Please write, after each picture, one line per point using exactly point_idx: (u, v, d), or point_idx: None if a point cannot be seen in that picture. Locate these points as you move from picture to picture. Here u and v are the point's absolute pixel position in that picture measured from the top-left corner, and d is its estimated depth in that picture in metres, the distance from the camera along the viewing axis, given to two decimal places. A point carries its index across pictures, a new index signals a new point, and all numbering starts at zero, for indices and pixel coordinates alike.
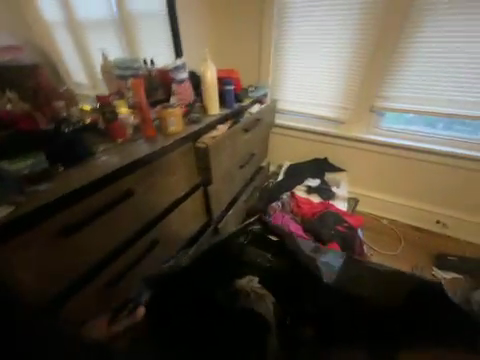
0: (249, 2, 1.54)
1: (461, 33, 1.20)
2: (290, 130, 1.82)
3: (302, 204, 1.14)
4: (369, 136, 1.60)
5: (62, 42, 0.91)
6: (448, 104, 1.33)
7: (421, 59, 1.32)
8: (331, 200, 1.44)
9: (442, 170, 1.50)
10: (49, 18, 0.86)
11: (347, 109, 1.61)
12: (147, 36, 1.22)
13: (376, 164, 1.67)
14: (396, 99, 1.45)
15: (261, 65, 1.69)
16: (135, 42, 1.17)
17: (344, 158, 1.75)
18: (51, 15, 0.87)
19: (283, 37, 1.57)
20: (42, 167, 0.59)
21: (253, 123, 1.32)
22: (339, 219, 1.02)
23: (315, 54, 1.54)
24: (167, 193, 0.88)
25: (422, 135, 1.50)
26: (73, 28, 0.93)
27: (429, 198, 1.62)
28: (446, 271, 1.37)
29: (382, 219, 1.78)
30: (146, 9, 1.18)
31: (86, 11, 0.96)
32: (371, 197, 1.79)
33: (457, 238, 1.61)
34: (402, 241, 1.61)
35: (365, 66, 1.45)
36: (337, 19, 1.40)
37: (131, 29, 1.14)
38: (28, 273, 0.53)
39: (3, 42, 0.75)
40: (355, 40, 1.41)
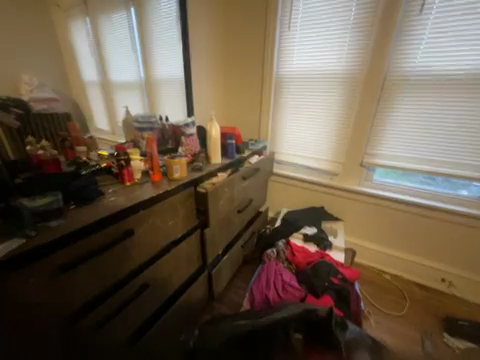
0: (253, 73, 1.85)
1: (428, 107, 1.39)
2: (287, 179, 1.94)
3: (297, 252, 1.14)
4: (362, 188, 1.70)
5: (94, 99, 1.08)
6: (431, 164, 1.45)
7: (402, 124, 1.49)
8: (327, 249, 1.43)
9: (437, 226, 1.52)
10: (87, 79, 1.03)
11: (339, 164, 1.75)
12: (165, 98, 1.46)
13: (371, 215, 1.71)
14: (383, 157, 1.60)
15: (261, 121, 1.93)
16: (155, 102, 1.40)
17: (339, 208, 1.81)
18: (90, 77, 1.05)
19: (279, 103, 1.85)
20: (58, 205, 0.65)
21: (251, 172, 1.44)
22: (333, 270, 1.01)
23: (308, 115, 1.76)
24: (165, 234, 0.93)
25: (412, 189, 1.58)
26: (107, 92, 1.15)
27: (429, 253, 1.59)
28: (457, 337, 1.26)
29: (384, 274, 1.71)
30: (167, 78, 1.45)
31: (118, 78, 1.18)
32: (369, 248, 1.77)
33: (466, 300, 1.51)
34: (407, 300, 1.51)
35: (352, 127, 1.63)
36: (327, 88, 1.64)
37: (153, 93, 1.38)
38: (20, 307, 0.54)
39: (44, 96, 0.90)
40: (342, 105, 1.63)
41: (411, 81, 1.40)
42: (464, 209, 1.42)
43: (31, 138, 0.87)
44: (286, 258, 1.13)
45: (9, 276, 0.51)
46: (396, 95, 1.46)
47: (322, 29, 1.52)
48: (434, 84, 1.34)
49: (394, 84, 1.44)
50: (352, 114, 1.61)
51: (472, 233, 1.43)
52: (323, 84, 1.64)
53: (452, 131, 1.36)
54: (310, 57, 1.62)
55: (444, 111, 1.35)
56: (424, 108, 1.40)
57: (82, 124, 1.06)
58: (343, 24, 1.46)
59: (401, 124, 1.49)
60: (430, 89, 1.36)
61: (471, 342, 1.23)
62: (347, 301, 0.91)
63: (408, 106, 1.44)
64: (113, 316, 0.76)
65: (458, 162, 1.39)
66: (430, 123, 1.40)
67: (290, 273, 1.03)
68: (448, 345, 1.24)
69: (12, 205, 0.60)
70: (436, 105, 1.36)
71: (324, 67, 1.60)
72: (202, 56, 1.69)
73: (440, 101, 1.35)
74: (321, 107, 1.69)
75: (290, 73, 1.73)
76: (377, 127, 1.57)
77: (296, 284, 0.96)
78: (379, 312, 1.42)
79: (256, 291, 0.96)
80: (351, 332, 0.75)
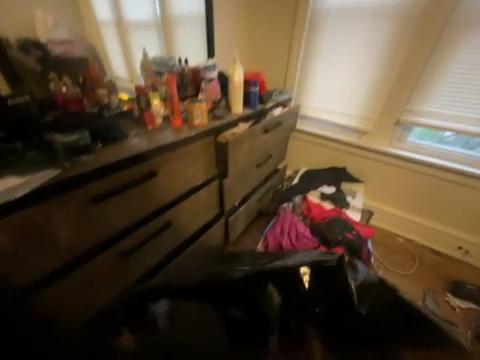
0: (284, 7, 1.56)
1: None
2: (310, 136, 1.82)
3: (312, 207, 1.15)
4: (392, 150, 1.56)
5: (110, 41, 1.02)
6: None
7: (458, 74, 1.25)
8: (344, 209, 1.42)
9: (470, 195, 1.41)
10: (100, 18, 0.96)
11: (372, 121, 1.58)
12: (184, 36, 1.31)
13: (396, 179, 1.62)
14: (426, 115, 1.40)
15: (288, 69, 1.72)
16: (173, 42, 1.27)
17: (362, 170, 1.73)
18: (103, 15, 0.97)
19: (313, 46, 1.60)
20: (85, 142, 0.67)
21: (273, 125, 1.36)
22: (348, 226, 1.02)
23: (344, 62, 1.53)
24: (186, 180, 0.96)
25: (450, 154, 1.44)
26: (122, 29, 1.05)
27: (452, 221, 1.53)
28: (460, 299, 1.30)
29: (398, 238, 1.71)
30: (186, 11, 1.27)
31: (134, 15, 1.07)
32: (388, 212, 1.74)
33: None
34: (417, 262, 1.54)
35: (395, 77, 1.41)
36: (371, 27, 1.36)
37: (170, 30, 1.24)
38: (64, 227, 0.63)
39: (59, 37, 0.87)
40: (387, 50, 1.38)
41: None
42: None
43: (53, 74, 0.88)
44: (301, 212, 1.15)
45: (52, 199, 0.58)
46: (462, 37, 1.18)
47: None
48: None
49: (463, 21, 1.15)
50: (399, 61, 1.37)
51: None
52: (369, 22, 1.36)
53: None
54: None
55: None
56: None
57: (98, 64, 1.01)
58: None
59: (458, 76, 1.26)
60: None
61: (474, 304, 1.27)
62: (357, 255, 0.94)
63: (474, 52, 1.18)
64: (141, 245, 0.87)
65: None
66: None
67: (304, 226, 1.05)
68: (449, 304, 1.30)
69: (46, 139, 0.63)
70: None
71: None
72: None
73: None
74: (361, 51, 1.45)
75: (328, 7, 1.45)
76: (426, 78, 1.34)
77: (309, 236, 0.99)
78: (385, 270, 1.48)
79: (270, 238, 1.02)
80: (362, 273, 0.60)
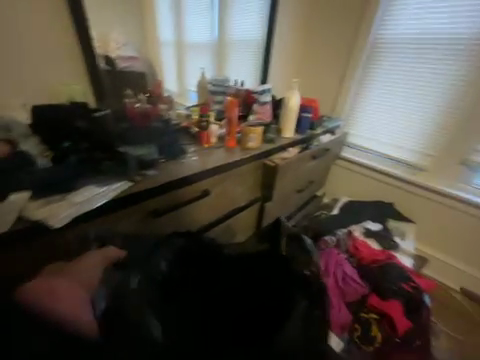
0: (341, 32, 1.50)
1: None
2: (355, 166, 1.68)
3: (360, 247, 1.05)
4: (454, 192, 1.36)
5: (166, 58, 1.06)
6: None
7: None
8: (392, 250, 1.28)
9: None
10: (162, 38, 1.01)
11: (431, 159, 1.42)
12: (236, 61, 1.33)
13: (457, 225, 1.39)
14: None
15: (340, 94, 1.62)
16: (224, 66, 1.29)
17: (417, 211, 1.52)
18: (165, 36, 1.02)
19: (372, 73, 1.49)
20: (151, 158, 0.71)
21: (321, 152, 1.33)
22: (405, 276, 0.89)
23: (403, 92, 1.41)
24: (231, 202, 0.95)
25: None
26: (180, 52, 1.10)
27: None
28: None
29: (453, 293, 1.46)
30: (241, 37, 1.29)
31: (192, 35, 1.11)
32: (440, 259, 1.50)
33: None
34: (475, 324, 1.29)
35: (462, 115, 1.27)
36: (438, 65, 1.27)
37: (223, 56, 1.27)
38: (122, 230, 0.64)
39: (127, 54, 0.93)
40: (451, 90, 1.27)
41: None
42: None
43: (129, 92, 0.96)
44: (347, 250, 1.06)
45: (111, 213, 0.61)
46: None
47: None
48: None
49: None
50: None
51: None
52: (444, 54, 1.25)
53: None
54: (417, 17, 1.27)
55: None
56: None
57: (160, 82, 1.06)
58: None
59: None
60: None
61: None
62: (417, 312, 0.80)
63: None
64: None
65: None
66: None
67: (352, 269, 0.93)
68: None
69: (120, 153, 0.65)
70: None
71: (439, 34, 1.24)
72: (289, 9, 1.42)
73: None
74: (421, 84, 1.35)
75: (385, 37, 1.40)
76: None
77: (358, 282, 0.87)
78: (439, 330, 1.26)
79: (332, 279, 0.87)
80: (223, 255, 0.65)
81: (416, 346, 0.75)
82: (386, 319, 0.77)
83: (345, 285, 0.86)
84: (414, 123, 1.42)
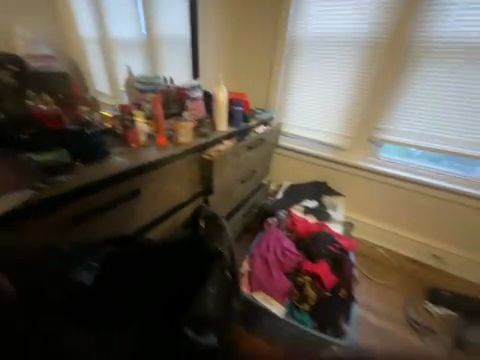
0: (263, 34, 1.66)
1: (461, 75, 1.25)
2: (292, 152, 1.86)
3: (297, 222, 1.18)
4: (368, 165, 1.61)
5: (92, 55, 0.95)
6: (440, 142, 1.37)
7: (416, 95, 1.38)
8: (326, 221, 1.47)
9: (445, 206, 1.47)
10: (84, 34, 0.91)
11: (349, 138, 1.65)
12: (169, 60, 1.31)
13: (373, 192, 1.65)
14: (396, 132, 1.49)
15: (270, 89, 1.77)
16: (158, 64, 1.25)
17: (345, 186, 1.75)
18: (87, 32, 0.92)
19: (292, 68, 1.67)
20: (65, 161, 0.66)
21: (257, 142, 1.43)
22: (331, 239, 1.05)
23: (320, 83, 1.61)
24: (170, 199, 0.95)
25: (423, 169, 1.51)
26: (107, 49, 1.01)
27: (429, 232, 1.56)
28: (439, 305, 1.34)
29: (378, 248, 1.70)
30: (170, 35, 1.28)
31: (118, 30, 1.03)
32: (368, 224, 1.73)
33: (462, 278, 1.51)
34: (396, 270, 1.56)
35: (365, 100, 1.52)
36: (341, 58, 1.50)
37: (156, 53, 1.23)
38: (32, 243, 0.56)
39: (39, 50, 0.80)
40: (354, 79, 1.51)
41: (432, 49, 1.28)
42: (463, 188, 1.40)
43: (32, 93, 0.77)
44: (286, 227, 1.18)
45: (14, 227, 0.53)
46: (422, 60, 1.32)
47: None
48: (471, 50, 1.20)
49: (424, 49, 1.30)
50: (373, 80, 1.46)
51: (468, 211, 1.42)
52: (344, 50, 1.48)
53: (465, 105, 1.28)
54: (320, 18, 1.48)
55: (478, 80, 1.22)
56: (461, 72, 1.25)
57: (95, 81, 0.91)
58: None
59: (431, 91, 1.34)
60: (467, 52, 1.21)
61: (454, 311, 1.30)
62: (340, 267, 0.96)
63: (442, 71, 1.29)
64: None
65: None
66: (465, 95, 1.26)
67: (290, 242, 1.05)
68: (428, 310, 1.33)
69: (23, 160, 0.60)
70: (471, 74, 1.23)
71: (338, 33, 1.46)
72: (212, 11, 1.50)
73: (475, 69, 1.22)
74: (332, 75, 1.56)
75: (298, 36, 1.58)
76: (389, 103, 1.47)
77: (294, 252, 0.98)
78: (370, 282, 1.49)
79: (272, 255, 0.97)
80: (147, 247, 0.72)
81: (342, 296, 0.89)
82: (317, 277, 0.90)
83: (282, 257, 0.97)
84: (332, 110, 1.63)
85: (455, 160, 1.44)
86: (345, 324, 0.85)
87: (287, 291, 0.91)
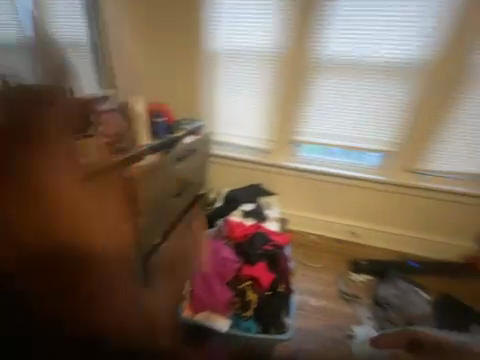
0: (179, 45, 1.67)
1: (346, 85, 1.54)
2: (225, 159, 1.90)
3: (235, 228, 1.19)
4: (291, 164, 1.81)
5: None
6: (341, 138, 1.66)
7: (317, 100, 1.62)
8: (262, 221, 1.55)
9: (352, 191, 1.75)
10: None
11: (273, 141, 1.80)
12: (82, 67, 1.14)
13: (300, 187, 1.85)
14: (308, 133, 1.72)
15: (195, 99, 1.78)
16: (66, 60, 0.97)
17: (277, 184, 1.89)
18: None
19: (213, 78, 1.72)
20: None
21: (186, 152, 1.38)
22: (266, 239, 1.10)
23: (240, 92, 1.71)
24: None
25: (337, 164, 1.74)
26: None
27: (346, 214, 1.83)
28: (359, 274, 1.60)
29: (310, 235, 1.90)
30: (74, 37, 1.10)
31: None
32: (301, 216, 1.91)
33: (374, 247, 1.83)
34: (326, 252, 1.77)
35: (280, 107, 1.70)
36: (254, 69, 1.64)
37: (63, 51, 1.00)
38: None
39: None
40: (268, 88, 1.66)
41: (322, 62, 1.53)
42: (364, 174, 1.69)
43: None
44: (225, 235, 1.17)
45: None
46: (317, 71, 1.56)
47: (238, 13, 1.53)
48: (349, 65, 1.49)
49: (318, 64, 1.54)
50: (284, 90, 1.65)
51: (369, 192, 1.72)
52: (255, 62, 1.62)
53: (352, 106, 1.57)
54: (230, 33, 1.58)
55: (358, 88, 1.53)
56: (346, 82, 1.54)
57: None
58: (264, 9, 1.50)
59: (328, 98, 1.60)
60: (347, 67, 1.50)
61: (372, 278, 1.58)
62: (277, 263, 1.02)
63: (333, 82, 1.56)
64: None
65: (372, 134, 1.60)
66: (352, 100, 1.56)
67: (229, 249, 1.05)
68: (354, 281, 1.56)
69: None
70: (353, 84, 1.53)
71: (248, 46, 1.59)
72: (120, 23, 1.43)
73: (354, 80, 1.52)
74: (249, 85, 1.68)
75: (213, 48, 1.64)
76: (300, 108, 1.67)
77: (233, 259, 0.99)
78: (308, 268, 1.65)
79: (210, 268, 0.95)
80: None
81: (282, 290, 0.95)
82: (256, 280, 0.94)
83: (222, 268, 0.95)
84: (255, 116, 1.76)
85: (361, 153, 1.68)
86: (286, 319, 0.91)
87: (229, 302, 0.90)
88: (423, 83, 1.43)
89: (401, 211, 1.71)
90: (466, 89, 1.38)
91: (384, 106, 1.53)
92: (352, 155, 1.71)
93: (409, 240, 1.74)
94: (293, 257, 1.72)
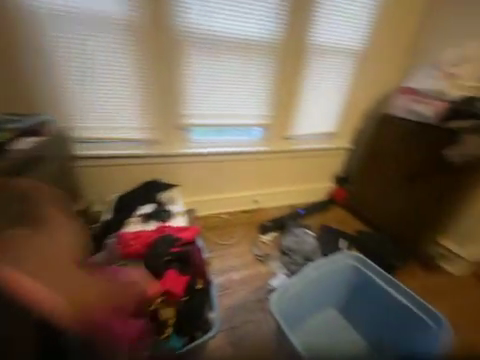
0: None
1: (218, 63, 1.52)
2: (103, 159, 1.52)
3: (132, 240, 0.98)
4: (185, 150, 1.68)
5: None
6: (226, 116, 1.69)
7: (196, 78, 1.52)
8: (168, 220, 1.39)
9: (246, 164, 1.89)
10: None
11: (157, 129, 1.58)
12: None
13: (200, 172, 1.80)
14: (195, 115, 1.62)
15: (24, 85, 1.26)
16: None
17: (176, 174, 1.75)
18: None
19: (45, 53, 1.24)
20: None
21: (25, 163, 0.94)
22: (172, 240, 0.97)
23: (96, 72, 1.33)
24: None
25: (230, 142, 1.78)
26: None
27: (246, 185, 1.99)
28: (267, 233, 1.82)
29: (221, 214, 1.97)
30: None
31: None
32: (208, 200, 1.91)
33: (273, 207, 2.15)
34: (238, 225, 1.89)
35: (155, 88, 1.47)
36: (109, 41, 1.29)
37: None
38: None
39: None
40: (134, 66, 1.38)
41: (190, 36, 1.42)
42: (252, 147, 1.84)
43: None
44: (121, 254, 0.95)
45: None
46: (186, 46, 1.43)
47: None
48: (216, 42, 1.46)
49: (185, 38, 1.41)
50: (154, 69, 1.43)
51: (260, 161, 1.92)
52: (108, 31, 1.27)
53: (229, 83, 1.59)
54: None
55: (229, 66, 1.55)
56: (217, 60, 1.51)
57: None
58: None
59: (204, 77, 1.54)
60: (214, 44, 1.47)
61: (276, 232, 1.84)
62: (189, 263, 0.93)
63: (205, 60, 1.50)
64: None
65: (251, 110, 1.73)
66: (227, 78, 1.58)
67: (128, 272, 0.85)
68: (264, 242, 1.77)
69: None
70: (223, 62, 1.53)
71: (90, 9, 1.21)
72: None
73: (224, 57, 1.52)
74: (108, 62, 1.33)
75: (34, 8, 1.15)
76: (179, 88, 1.51)
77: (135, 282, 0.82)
78: (225, 247, 1.71)
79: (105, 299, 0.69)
80: None
81: (200, 288, 0.91)
82: (169, 294, 0.83)
83: None
84: (125, 102, 1.44)
85: (249, 129, 1.81)
86: (211, 313, 0.90)
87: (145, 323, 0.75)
88: (279, 60, 1.63)
89: (285, 172, 2.04)
90: (308, 65, 1.71)
91: (255, 82, 1.65)
92: (240, 131, 1.81)
93: (295, 193, 2.15)
94: (209, 243, 1.72)
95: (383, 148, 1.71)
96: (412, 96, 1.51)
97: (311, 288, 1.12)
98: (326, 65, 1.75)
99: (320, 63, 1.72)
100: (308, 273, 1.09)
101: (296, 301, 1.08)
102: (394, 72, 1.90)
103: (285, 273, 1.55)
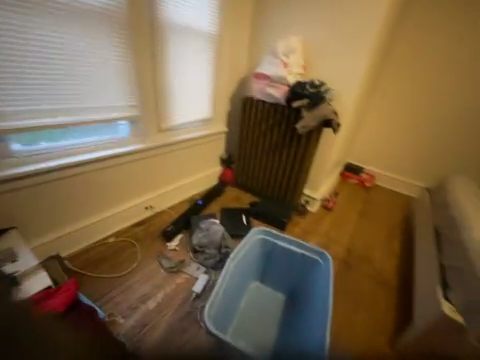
0: None
1: (29, 29, 0.96)
2: None
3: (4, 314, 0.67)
4: (13, 170, 1.07)
5: None
6: (76, 113, 1.22)
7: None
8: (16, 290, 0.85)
9: (121, 170, 1.52)
10: None
11: None
12: None
13: (57, 195, 1.27)
14: (16, 115, 1.02)
15: None
16: None
17: (8, 211, 1.12)
18: None
19: None
20: None
21: None
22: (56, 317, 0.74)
23: None
24: None
25: (92, 146, 1.34)
26: None
27: (132, 193, 1.65)
28: (174, 239, 1.64)
29: (108, 239, 1.57)
30: None
31: None
32: (82, 228, 1.43)
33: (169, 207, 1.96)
34: (136, 244, 1.58)
35: None
36: None
37: None
38: None
39: None
40: None
41: None
42: (127, 147, 1.50)
43: None
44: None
45: None
46: None
47: None
48: None
49: None
50: None
51: (143, 162, 1.63)
52: None
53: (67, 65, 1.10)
54: None
55: (52, 40, 1.02)
56: (25, 23, 0.94)
57: None
58: None
59: (8, 52, 0.93)
60: None
61: (183, 233, 1.71)
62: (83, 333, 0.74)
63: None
64: None
65: (111, 101, 1.35)
66: (52, 56, 1.05)
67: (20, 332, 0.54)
68: (172, 249, 1.59)
69: None
70: (39, 28, 0.98)
71: None
72: None
73: (40, 22, 0.97)
74: None
75: None
76: None
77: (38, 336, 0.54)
78: (128, 276, 1.38)
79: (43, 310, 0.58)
80: None
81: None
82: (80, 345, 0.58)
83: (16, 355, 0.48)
84: None
85: (113, 124, 1.45)
86: None
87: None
88: (134, 37, 1.32)
89: (172, 167, 1.87)
90: (165, 45, 1.49)
91: (102, 64, 1.24)
92: (102, 128, 1.42)
93: (188, 185, 2.06)
94: (104, 282, 1.32)
95: (253, 128, 1.96)
96: (265, 81, 1.75)
97: (233, 276, 1.12)
98: (184, 46, 1.61)
99: (180, 44, 1.57)
100: (229, 267, 1.09)
101: (224, 298, 1.05)
102: (244, 58, 2.11)
103: (204, 271, 1.48)
